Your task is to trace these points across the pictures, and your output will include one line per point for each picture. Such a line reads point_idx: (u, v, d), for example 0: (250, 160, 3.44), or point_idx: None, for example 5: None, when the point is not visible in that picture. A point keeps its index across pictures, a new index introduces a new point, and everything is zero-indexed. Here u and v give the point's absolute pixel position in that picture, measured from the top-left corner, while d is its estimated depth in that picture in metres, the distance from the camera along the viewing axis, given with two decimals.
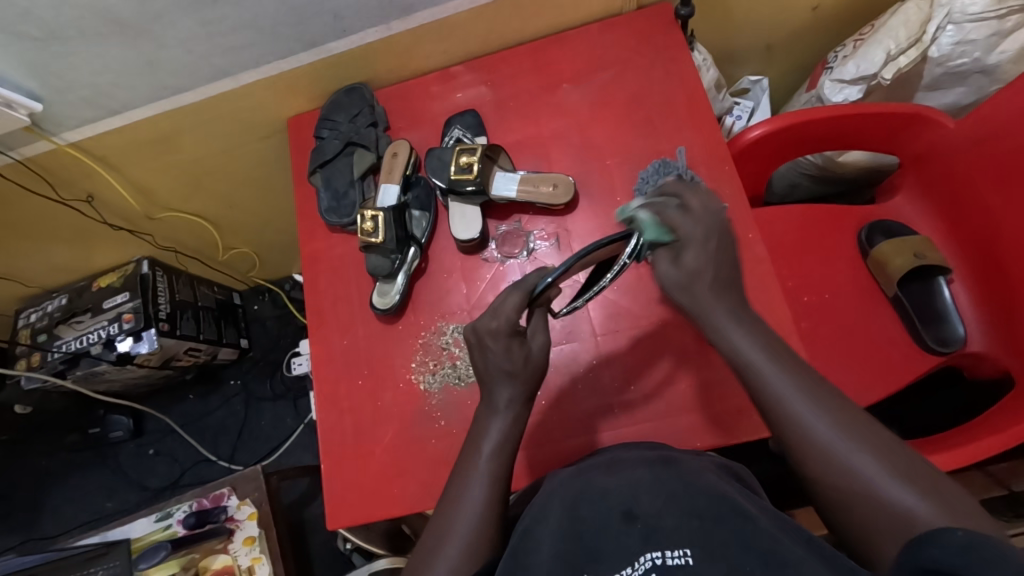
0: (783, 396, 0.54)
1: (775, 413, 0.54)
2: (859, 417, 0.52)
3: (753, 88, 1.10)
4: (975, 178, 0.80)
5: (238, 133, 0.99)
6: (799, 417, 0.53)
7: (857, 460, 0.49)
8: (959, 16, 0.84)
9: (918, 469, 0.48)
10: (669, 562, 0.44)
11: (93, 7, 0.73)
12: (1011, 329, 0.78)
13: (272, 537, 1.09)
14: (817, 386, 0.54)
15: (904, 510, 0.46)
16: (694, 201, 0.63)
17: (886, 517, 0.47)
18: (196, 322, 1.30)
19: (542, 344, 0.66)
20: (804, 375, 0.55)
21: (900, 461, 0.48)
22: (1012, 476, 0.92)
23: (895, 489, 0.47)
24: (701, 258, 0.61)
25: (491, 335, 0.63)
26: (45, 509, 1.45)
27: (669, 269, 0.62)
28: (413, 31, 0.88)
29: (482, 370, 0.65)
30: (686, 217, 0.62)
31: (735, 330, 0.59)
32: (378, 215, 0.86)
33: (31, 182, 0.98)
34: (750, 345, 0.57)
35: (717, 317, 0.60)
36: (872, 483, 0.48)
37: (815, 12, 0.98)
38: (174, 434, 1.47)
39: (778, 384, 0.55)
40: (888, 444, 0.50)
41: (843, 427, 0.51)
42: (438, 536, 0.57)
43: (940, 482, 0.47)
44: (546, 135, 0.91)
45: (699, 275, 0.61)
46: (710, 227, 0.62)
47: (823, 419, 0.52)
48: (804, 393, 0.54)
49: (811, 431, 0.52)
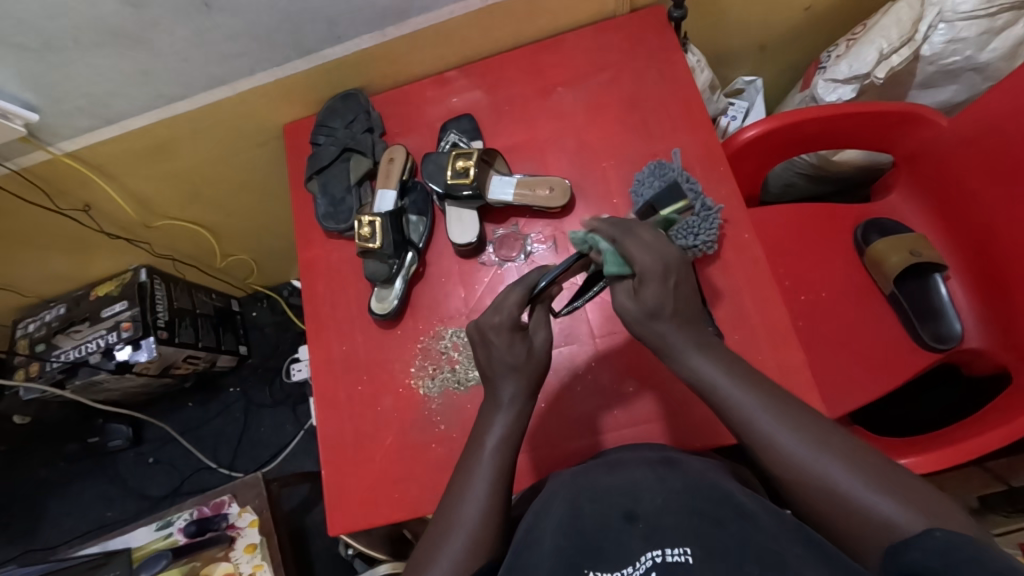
0: (749, 411, 0.54)
1: (742, 428, 0.54)
2: (832, 431, 0.52)
3: (748, 88, 1.10)
4: (968, 177, 0.81)
5: (234, 141, 0.99)
6: (766, 431, 0.53)
7: (827, 468, 0.49)
8: (950, 14, 0.84)
9: (893, 474, 0.48)
10: (669, 559, 0.44)
11: (87, 17, 0.73)
12: (1008, 325, 0.79)
13: (274, 544, 1.08)
14: (783, 401, 0.55)
15: (881, 517, 0.46)
16: (647, 234, 0.62)
17: (862, 521, 0.46)
18: (194, 329, 1.30)
19: (546, 338, 0.66)
20: (768, 391, 0.55)
21: (871, 467, 0.49)
22: (1011, 472, 0.92)
23: (869, 494, 0.47)
24: (659, 294, 0.59)
25: (494, 329, 0.63)
26: (45, 519, 1.44)
27: (630, 304, 0.60)
28: (407, 37, 0.88)
29: (488, 367, 0.65)
30: (642, 249, 0.60)
31: (697, 356, 0.58)
32: (376, 220, 0.86)
33: (28, 193, 0.98)
34: (720, 361, 0.58)
35: (680, 345, 0.59)
36: (845, 490, 0.48)
37: (808, 12, 0.99)
38: (173, 442, 1.47)
39: (741, 400, 0.55)
40: (859, 454, 0.50)
41: (816, 441, 0.51)
42: (441, 533, 0.56)
43: (915, 486, 0.47)
44: (542, 138, 0.91)
45: (657, 311, 0.59)
46: (669, 261, 0.60)
47: (793, 436, 0.52)
48: (772, 407, 0.54)
49: (780, 444, 0.52)
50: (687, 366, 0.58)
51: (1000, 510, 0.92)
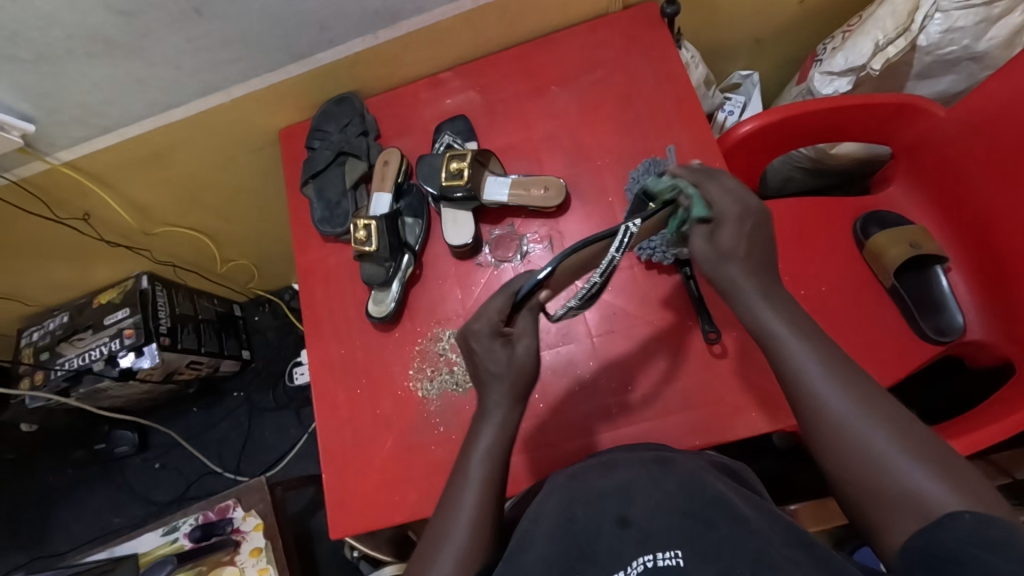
0: (801, 365, 0.53)
1: (793, 383, 0.53)
2: (880, 396, 0.50)
3: (744, 82, 1.08)
4: (967, 166, 0.80)
5: (230, 147, 1.00)
6: (814, 387, 0.52)
7: (869, 432, 0.48)
8: (946, 3, 0.83)
9: (935, 447, 0.46)
10: (659, 563, 0.44)
11: (80, 28, 0.73)
12: (1010, 316, 0.78)
13: (279, 547, 1.08)
14: (836, 360, 0.53)
15: (915, 490, 0.45)
16: (729, 181, 0.63)
17: (894, 493, 0.45)
18: (197, 335, 1.31)
19: (533, 346, 0.63)
20: (825, 348, 0.54)
21: (914, 439, 0.47)
22: (1015, 464, 0.89)
23: (906, 466, 0.46)
24: (735, 236, 0.59)
25: (473, 337, 0.63)
26: (54, 525, 1.46)
27: (703, 247, 0.61)
28: (400, 39, 0.88)
29: (481, 372, 0.64)
30: (725, 195, 0.61)
31: (763, 303, 0.57)
32: (371, 223, 0.86)
33: (27, 203, 0.99)
34: (784, 312, 0.56)
35: (746, 292, 0.58)
36: (882, 459, 0.47)
37: (803, 5, 0.98)
38: (179, 447, 1.48)
39: (798, 351, 0.54)
40: (905, 422, 0.48)
41: (862, 404, 0.50)
42: (436, 537, 0.57)
43: (955, 463, 0.45)
44: (536, 138, 0.91)
45: (731, 253, 0.59)
46: (750, 206, 0.60)
47: (840, 394, 0.51)
48: (826, 364, 0.52)
49: (827, 402, 0.51)
50: (752, 312, 0.57)
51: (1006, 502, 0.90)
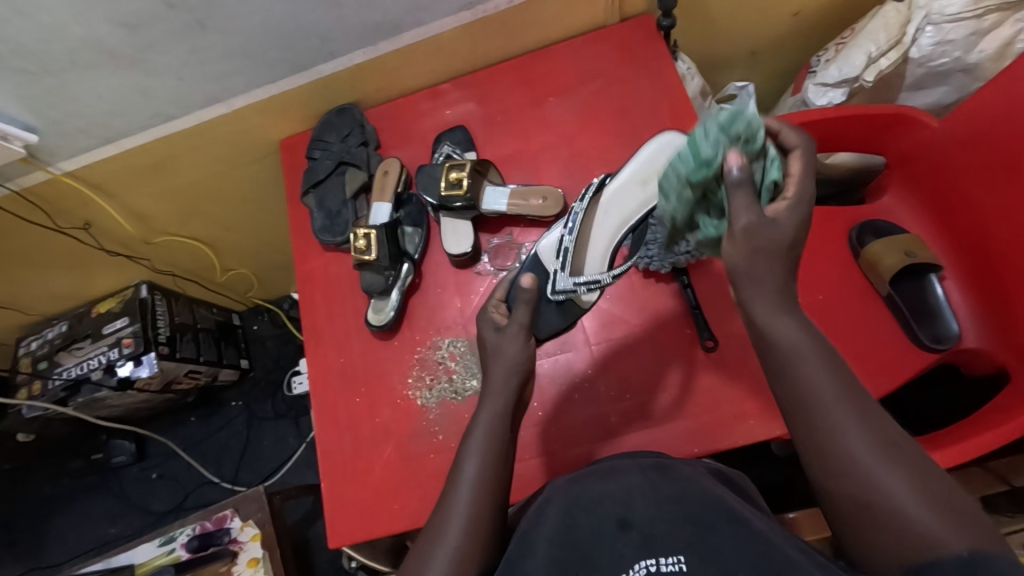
0: (819, 396, 0.50)
1: (808, 416, 0.50)
2: (897, 435, 0.48)
3: (740, 93, 1.08)
4: (961, 178, 0.81)
5: (231, 156, 1.01)
6: (832, 422, 0.49)
7: (882, 474, 0.47)
8: (937, 17, 0.85)
9: (943, 489, 0.46)
10: (663, 568, 0.44)
11: (84, 39, 0.74)
12: (1007, 325, 0.78)
13: (276, 557, 1.08)
14: (854, 391, 0.50)
15: (932, 538, 0.44)
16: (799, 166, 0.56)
17: (904, 537, 0.45)
18: (196, 344, 1.31)
19: (521, 337, 0.66)
20: (843, 376, 0.50)
21: (927, 479, 0.46)
22: (1013, 472, 0.89)
23: (915, 508, 0.45)
24: (794, 219, 0.52)
25: (480, 324, 0.70)
26: (49, 536, 1.45)
27: (749, 219, 0.51)
28: (400, 51, 0.89)
29: (483, 357, 0.69)
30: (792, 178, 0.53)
31: (784, 317, 0.51)
32: (371, 232, 0.87)
33: (28, 213, 0.99)
34: (802, 324, 0.52)
35: (770, 290, 0.51)
36: (897, 503, 0.45)
37: (797, 18, 1.00)
38: (176, 457, 1.47)
39: (817, 380, 0.50)
40: (920, 465, 0.47)
41: (880, 443, 0.48)
42: (432, 536, 0.56)
43: (962, 506, 0.45)
44: (535, 149, 0.92)
45: (778, 241, 0.51)
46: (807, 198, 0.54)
47: (860, 433, 0.48)
48: (844, 397, 0.49)
49: (842, 438, 0.48)
50: (765, 318, 0.52)
51: (1004, 509, 0.89)
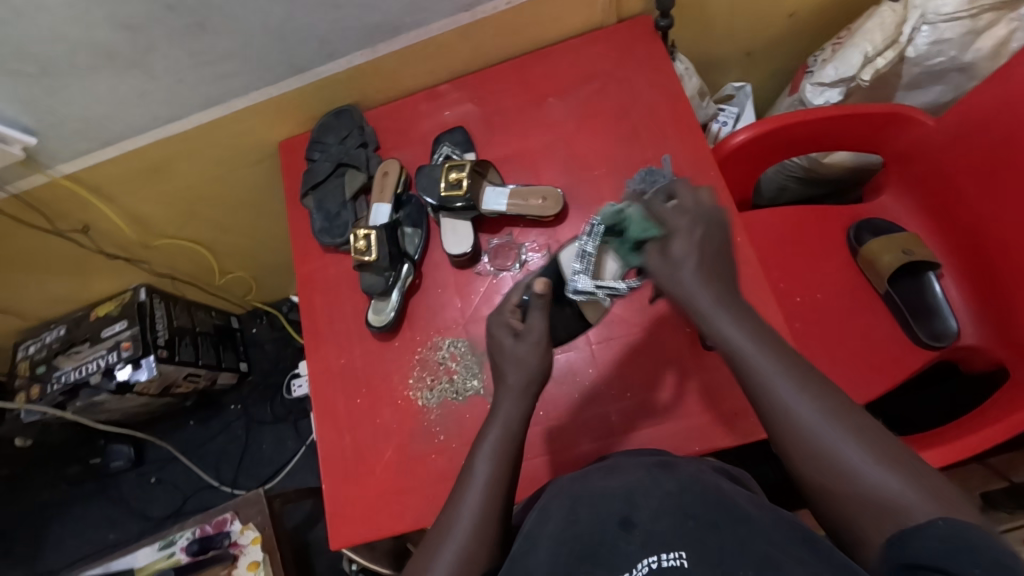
0: (774, 382, 0.53)
1: (763, 397, 0.53)
2: (846, 404, 0.51)
3: (738, 94, 1.10)
4: (958, 175, 0.81)
5: (230, 159, 1.01)
6: (784, 401, 0.52)
7: (844, 445, 0.49)
8: (933, 17, 0.85)
9: (906, 456, 0.48)
10: (665, 564, 0.44)
11: (83, 41, 0.74)
12: (1005, 322, 0.79)
13: (277, 561, 1.07)
14: (806, 372, 0.54)
15: (890, 498, 0.46)
16: (687, 197, 0.63)
17: (867, 500, 0.47)
18: (194, 347, 1.31)
19: (538, 346, 0.68)
20: (790, 359, 0.55)
21: (876, 439, 0.49)
22: (1013, 468, 0.91)
23: (878, 474, 0.47)
24: (688, 245, 0.59)
25: (492, 324, 0.72)
26: (48, 542, 1.45)
27: (655, 263, 0.61)
28: (399, 52, 0.90)
29: (496, 362, 0.70)
30: (677, 210, 0.62)
31: (723, 318, 0.57)
32: (371, 233, 0.87)
33: (27, 216, 0.99)
34: (748, 326, 0.57)
35: (705, 305, 0.58)
36: (857, 468, 0.48)
37: (793, 18, 1.00)
38: (175, 461, 1.47)
39: (760, 364, 0.54)
40: (876, 432, 0.49)
41: (831, 413, 0.51)
42: (438, 536, 0.57)
43: (920, 467, 0.47)
44: (534, 149, 0.92)
45: (683, 264, 0.59)
46: (702, 219, 0.61)
47: (810, 406, 0.51)
48: (793, 375, 0.53)
49: (802, 417, 0.51)
50: (708, 321, 0.58)
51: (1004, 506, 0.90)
